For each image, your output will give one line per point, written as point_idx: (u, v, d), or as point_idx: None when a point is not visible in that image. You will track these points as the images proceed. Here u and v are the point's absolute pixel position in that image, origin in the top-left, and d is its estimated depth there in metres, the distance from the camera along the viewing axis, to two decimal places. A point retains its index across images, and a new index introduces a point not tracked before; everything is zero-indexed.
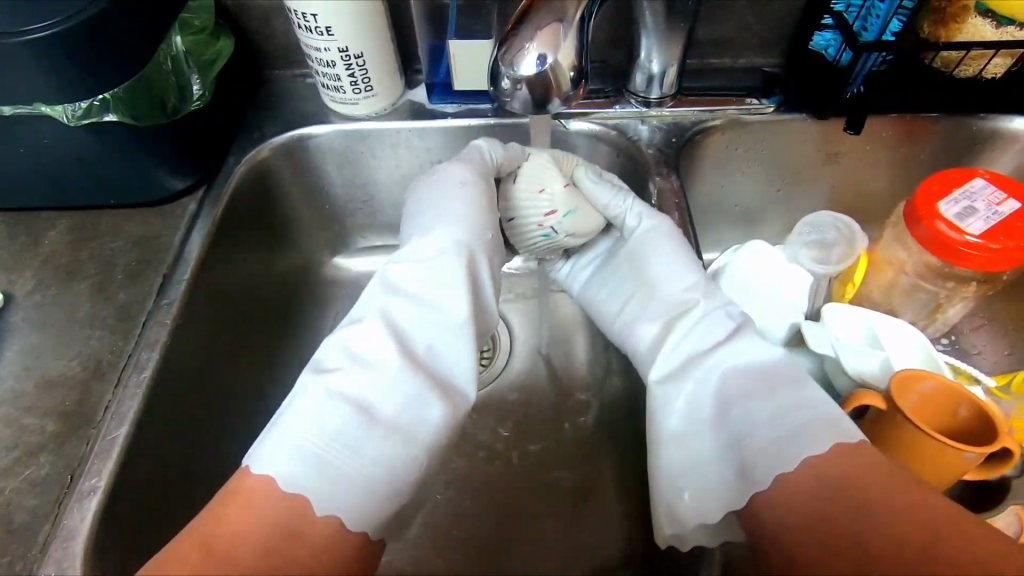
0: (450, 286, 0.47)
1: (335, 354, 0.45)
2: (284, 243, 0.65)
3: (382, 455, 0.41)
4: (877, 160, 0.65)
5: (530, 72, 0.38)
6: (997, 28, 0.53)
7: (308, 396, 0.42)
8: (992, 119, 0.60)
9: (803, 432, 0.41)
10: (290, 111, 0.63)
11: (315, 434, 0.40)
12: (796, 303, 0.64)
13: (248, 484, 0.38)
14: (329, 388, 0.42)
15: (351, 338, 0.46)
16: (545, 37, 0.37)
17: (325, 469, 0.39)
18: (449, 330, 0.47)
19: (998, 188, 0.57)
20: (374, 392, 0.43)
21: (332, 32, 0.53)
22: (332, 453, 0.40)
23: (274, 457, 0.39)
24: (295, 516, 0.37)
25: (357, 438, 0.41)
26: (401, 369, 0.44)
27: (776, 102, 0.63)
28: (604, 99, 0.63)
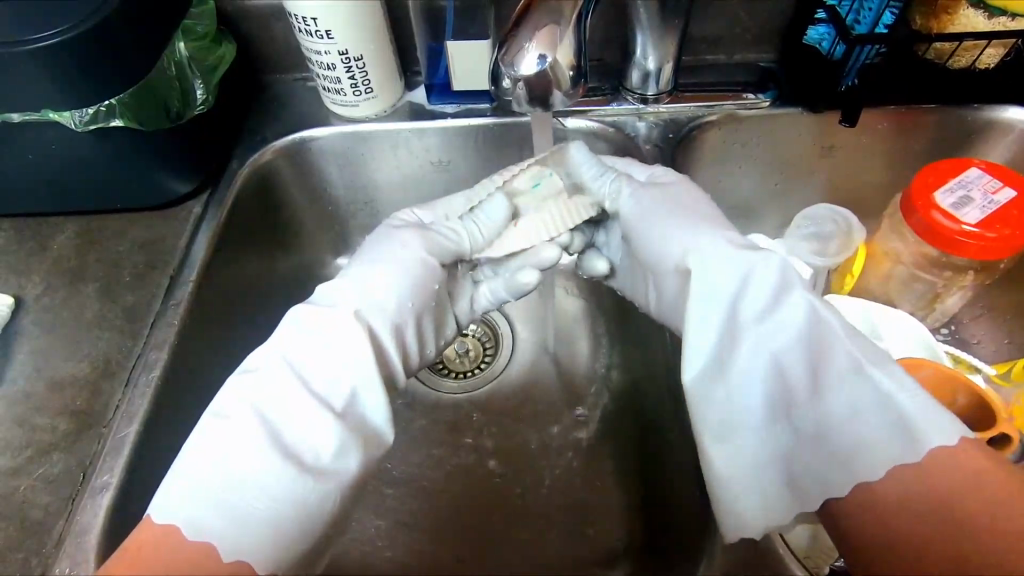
0: (349, 329, 0.46)
1: (231, 404, 0.42)
2: (287, 244, 0.66)
3: (294, 496, 0.40)
4: (874, 152, 0.65)
5: (530, 71, 0.37)
6: (990, 19, 0.53)
7: (211, 436, 0.41)
8: (986, 109, 0.60)
9: (816, 354, 0.43)
10: (292, 114, 0.64)
11: (219, 474, 0.39)
12: None
13: (148, 534, 0.37)
14: (232, 437, 0.41)
15: (240, 382, 0.43)
16: (544, 35, 0.37)
17: (239, 510, 0.38)
18: (360, 387, 0.44)
19: (993, 177, 0.57)
20: (289, 429, 0.42)
21: (332, 35, 0.54)
22: (234, 495, 0.39)
23: (180, 504, 0.38)
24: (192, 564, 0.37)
25: (267, 482, 0.39)
26: (309, 407, 0.43)
27: (771, 97, 0.63)
28: (601, 97, 0.64)
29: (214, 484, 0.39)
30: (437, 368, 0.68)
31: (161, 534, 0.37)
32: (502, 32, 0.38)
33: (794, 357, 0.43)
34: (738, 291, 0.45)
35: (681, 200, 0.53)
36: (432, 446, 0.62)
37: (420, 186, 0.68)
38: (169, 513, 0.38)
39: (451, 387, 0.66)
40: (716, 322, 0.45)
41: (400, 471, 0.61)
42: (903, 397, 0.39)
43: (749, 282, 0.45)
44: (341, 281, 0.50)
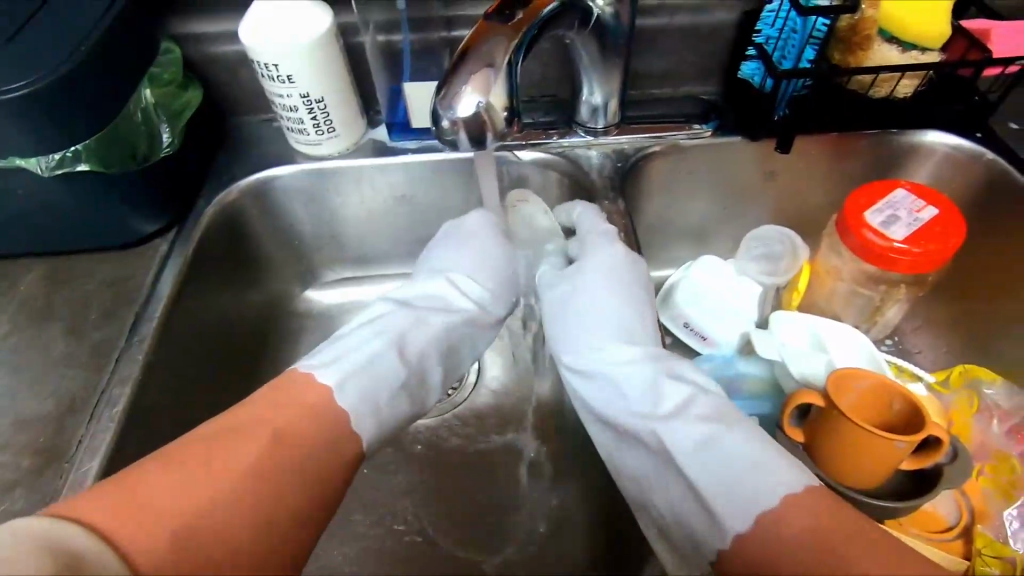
0: (475, 289, 0.61)
1: (389, 321, 0.56)
2: (256, 277, 0.68)
3: (393, 401, 0.50)
4: (811, 176, 0.69)
5: (467, 112, 0.38)
6: (903, 53, 0.59)
7: (351, 346, 0.52)
8: (909, 134, 0.65)
9: (680, 409, 0.48)
10: (259, 153, 0.67)
11: (361, 359, 0.50)
12: (745, 314, 0.70)
13: (290, 377, 0.46)
14: (372, 342, 0.52)
15: (409, 313, 0.57)
16: (478, 79, 0.38)
17: (370, 402, 0.48)
18: (473, 333, 0.59)
19: (917, 196, 0.62)
20: (413, 351, 0.54)
21: (293, 79, 0.58)
22: (370, 383, 0.49)
23: (328, 371, 0.48)
24: (304, 415, 0.43)
25: (385, 385, 0.50)
26: (437, 343, 0.56)
27: (713, 127, 0.67)
28: (554, 129, 0.67)
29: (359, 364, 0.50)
30: None
31: (307, 384, 0.46)
32: (441, 78, 0.39)
33: (648, 407, 0.50)
34: (646, 381, 0.51)
35: (614, 275, 0.58)
36: (401, 470, 0.63)
37: (387, 219, 0.71)
38: (314, 375, 0.47)
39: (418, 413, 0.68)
40: (592, 387, 0.54)
41: (370, 497, 0.62)
42: (736, 447, 0.43)
43: (648, 376, 0.51)
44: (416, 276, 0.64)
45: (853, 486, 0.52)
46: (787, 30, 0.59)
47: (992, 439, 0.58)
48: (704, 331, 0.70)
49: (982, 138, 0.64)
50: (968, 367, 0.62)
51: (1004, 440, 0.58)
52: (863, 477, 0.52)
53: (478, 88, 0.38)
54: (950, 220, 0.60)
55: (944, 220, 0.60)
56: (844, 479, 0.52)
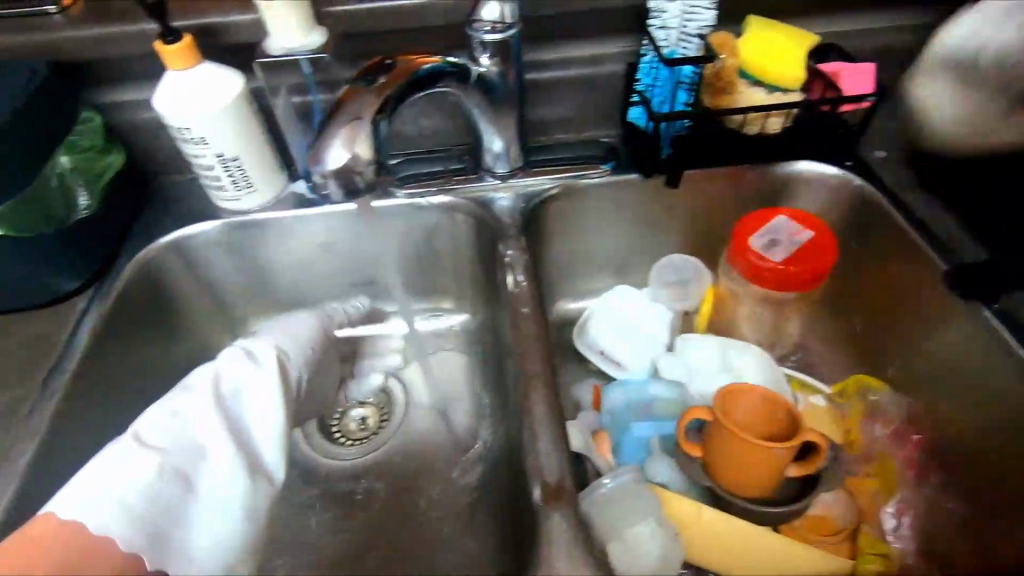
0: (268, 390, 0.59)
1: (152, 421, 0.52)
2: (181, 328, 0.70)
3: (141, 528, 0.47)
4: (706, 207, 0.75)
5: (335, 163, 0.51)
6: (768, 93, 0.66)
7: (104, 477, 0.48)
8: (784, 166, 0.71)
9: None
10: (183, 210, 0.70)
11: (118, 485, 0.48)
12: (657, 339, 0.73)
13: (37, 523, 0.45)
14: (140, 461, 0.49)
15: (185, 404, 0.55)
16: (346, 132, 0.51)
17: (128, 512, 0.47)
18: (256, 419, 0.57)
19: (796, 222, 0.67)
20: (188, 465, 0.52)
21: (207, 141, 0.62)
22: (139, 507, 0.47)
23: (70, 508, 0.46)
24: (73, 543, 0.45)
25: (154, 491, 0.49)
26: (222, 444, 0.53)
27: (611, 166, 0.73)
28: (464, 176, 0.72)
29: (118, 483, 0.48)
30: (335, 438, 0.71)
31: (59, 530, 0.45)
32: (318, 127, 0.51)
33: None
34: None
35: None
36: (323, 512, 0.65)
37: (311, 267, 0.74)
38: (56, 511, 0.46)
39: (346, 454, 0.69)
40: None
41: (290, 542, 0.62)
42: None
43: None
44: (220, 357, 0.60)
45: (742, 495, 0.55)
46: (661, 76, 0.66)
47: (877, 442, 0.62)
48: (618, 359, 0.73)
49: (852, 166, 0.70)
50: (861, 377, 0.66)
51: (888, 443, 0.62)
52: (751, 485, 0.54)
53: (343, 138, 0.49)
54: (824, 242, 0.65)
55: (819, 243, 0.65)
56: (734, 488, 0.55)
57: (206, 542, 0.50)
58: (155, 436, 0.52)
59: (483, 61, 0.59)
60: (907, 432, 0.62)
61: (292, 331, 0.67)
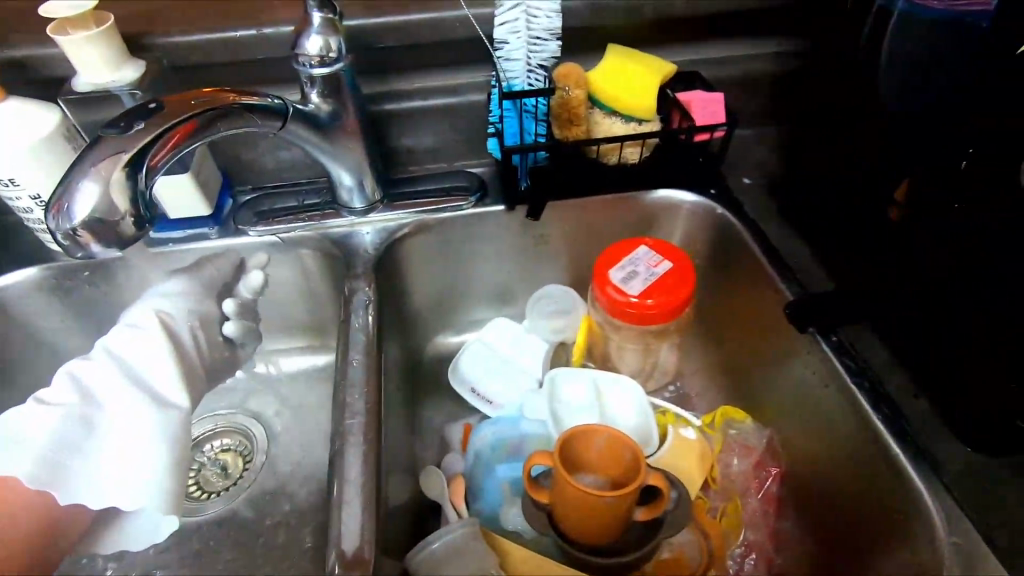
0: (157, 349, 0.56)
1: (56, 390, 0.53)
2: (7, 381, 0.64)
3: (63, 485, 0.48)
4: (577, 236, 0.73)
5: (84, 213, 0.40)
6: (624, 123, 0.65)
7: (22, 412, 0.51)
8: (648, 194, 0.70)
9: None
10: (12, 253, 0.65)
11: (16, 443, 0.49)
12: (532, 373, 0.71)
13: None
14: (33, 420, 0.50)
15: (85, 373, 0.54)
16: (98, 174, 0.41)
17: (43, 464, 0.48)
18: (160, 373, 0.56)
19: (656, 252, 0.65)
20: (93, 412, 0.53)
21: (17, 183, 0.57)
22: (51, 451, 0.49)
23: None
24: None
25: (54, 449, 0.49)
26: (129, 405, 0.53)
27: (476, 197, 0.71)
28: (321, 212, 0.69)
29: (20, 449, 0.48)
30: (190, 493, 0.66)
31: None
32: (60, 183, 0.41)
33: None
34: None
35: None
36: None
37: None
38: None
39: (201, 510, 0.64)
40: None
41: None
42: None
43: None
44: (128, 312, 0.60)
45: (586, 541, 0.53)
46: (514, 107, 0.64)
47: (734, 475, 0.62)
48: (492, 396, 0.70)
49: (716, 194, 0.70)
50: (727, 408, 0.65)
51: (745, 476, 0.61)
52: (592, 533, 0.52)
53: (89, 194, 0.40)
54: (682, 273, 0.63)
55: (677, 273, 0.63)
56: (578, 535, 0.53)
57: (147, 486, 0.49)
58: (52, 396, 0.52)
59: (313, 96, 0.56)
60: (766, 464, 0.61)
61: (179, 295, 0.62)
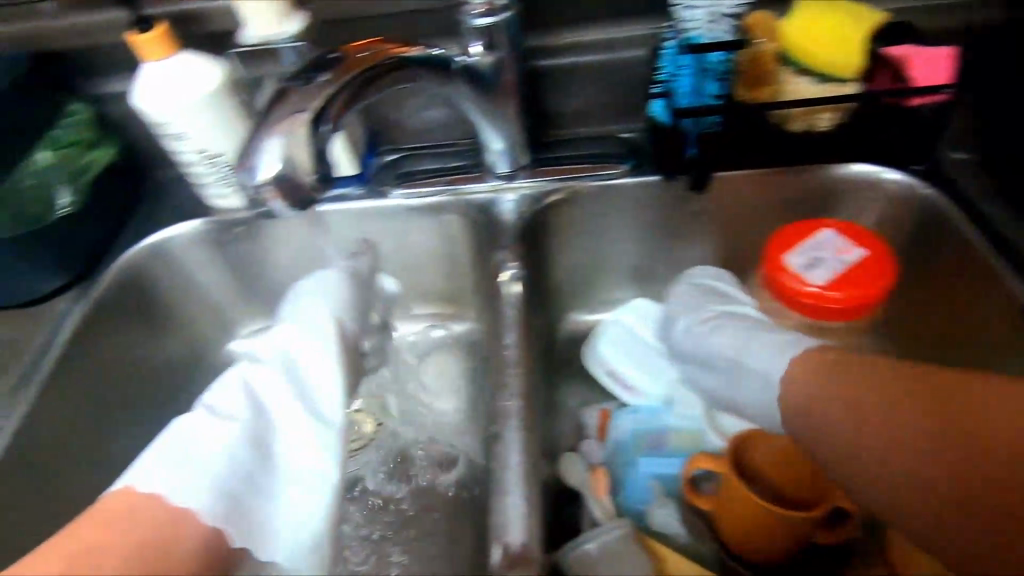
0: (326, 361, 0.53)
1: (225, 403, 0.49)
2: (169, 331, 0.67)
3: (219, 521, 0.44)
4: (741, 213, 0.65)
5: (271, 170, 0.40)
6: (817, 83, 0.55)
7: (188, 425, 0.47)
8: (837, 167, 0.60)
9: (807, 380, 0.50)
10: (172, 209, 0.67)
11: (179, 470, 0.44)
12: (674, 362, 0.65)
13: (120, 498, 0.43)
14: (213, 437, 0.47)
15: (254, 383, 0.51)
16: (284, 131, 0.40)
17: (223, 491, 0.45)
18: (327, 394, 0.52)
19: (847, 237, 0.56)
20: (263, 438, 0.49)
21: (185, 137, 0.58)
22: (228, 484, 0.45)
23: (156, 475, 0.44)
24: (167, 519, 0.42)
25: (207, 496, 0.44)
26: (298, 429, 0.50)
27: (629, 164, 0.65)
28: (464, 175, 0.66)
29: (178, 476, 0.44)
30: None
31: (140, 501, 0.43)
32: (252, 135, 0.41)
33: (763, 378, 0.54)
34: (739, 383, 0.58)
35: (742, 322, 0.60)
36: None
37: (303, 270, 0.70)
38: (136, 485, 0.43)
39: None
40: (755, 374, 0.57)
41: None
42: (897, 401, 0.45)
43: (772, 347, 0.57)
44: (291, 307, 0.59)
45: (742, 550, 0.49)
46: None
47: None
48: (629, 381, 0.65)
49: (920, 172, 0.59)
50: None
51: None
52: (755, 544, 0.47)
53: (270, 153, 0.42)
54: (878, 263, 0.54)
55: (873, 263, 0.54)
56: (735, 541, 0.48)
57: (312, 516, 0.48)
58: (223, 407, 0.49)
59: (472, 50, 0.52)
60: None
61: (336, 293, 0.60)
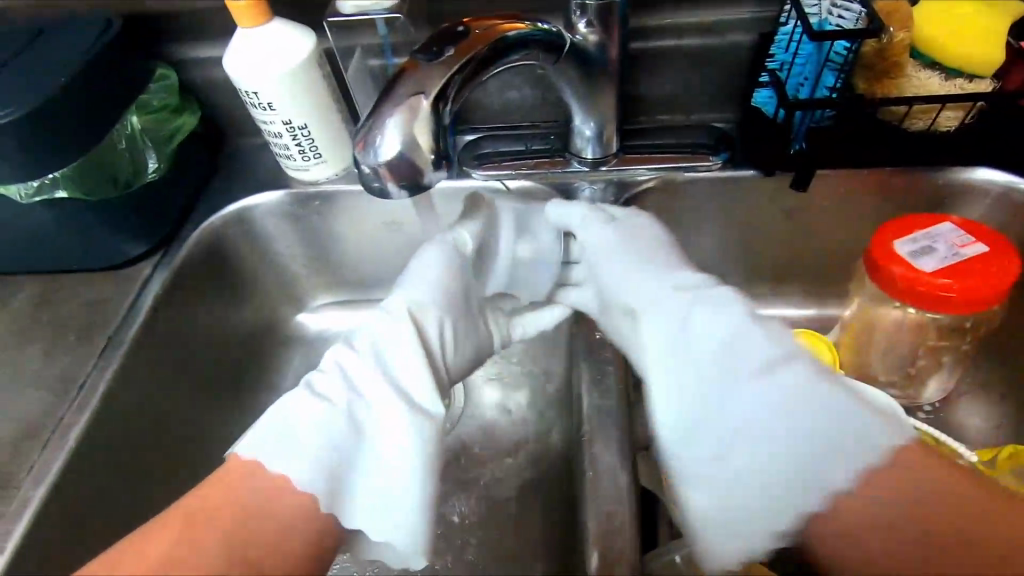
0: (411, 344, 0.48)
1: (323, 381, 0.45)
2: (243, 301, 0.67)
3: (318, 493, 0.40)
4: (841, 214, 0.62)
5: (389, 152, 0.36)
6: (947, 80, 0.52)
7: (290, 403, 0.43)
8: (954, 171, 0.56)
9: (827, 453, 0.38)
10: (252, 178, 0.67)
11: (282, 440, 0.41)
12: None
13: (231, 465, 0.41)
14: (310, 411, 0.43)
15: (347, 361, 0.47)
16: (404, 111, 0.36)
17: (323, 462, 0.41)
18: (416, 371, 0.47)
19: (966, 230, 0.53)
20: (359, 412, 0.45)
21: (274, 107, 0.57)
22: (325, 457, 0.41)
23: (260, 448, 0.41)
24: (270, 491, 0.40)
25: (305, 467, 0.40)
26: (393, 404, 0.45)
27: (724, 158, 0.61)
28: (548, 158, 0.63)
29: (280, 451, 0.41)
30: None
31: (240, 473, 0.40)
32: (368, 114, 0.37)
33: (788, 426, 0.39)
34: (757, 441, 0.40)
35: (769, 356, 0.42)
36: None
37: (377, 247, 0.69)
38: (247, 451, 0.41)
39: None
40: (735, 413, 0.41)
41: None
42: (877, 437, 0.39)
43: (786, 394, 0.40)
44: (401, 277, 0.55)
45: None
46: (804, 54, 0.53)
47: None
48: None
49: None
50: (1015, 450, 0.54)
51: None
52: None
53: (398, 128, 0.36)
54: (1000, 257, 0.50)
55: (993, 257, 0.51)
56: None
57: (397, 527, 0.42)
58: (322, 384, 0.45)
59: (581, 27, 0.49)
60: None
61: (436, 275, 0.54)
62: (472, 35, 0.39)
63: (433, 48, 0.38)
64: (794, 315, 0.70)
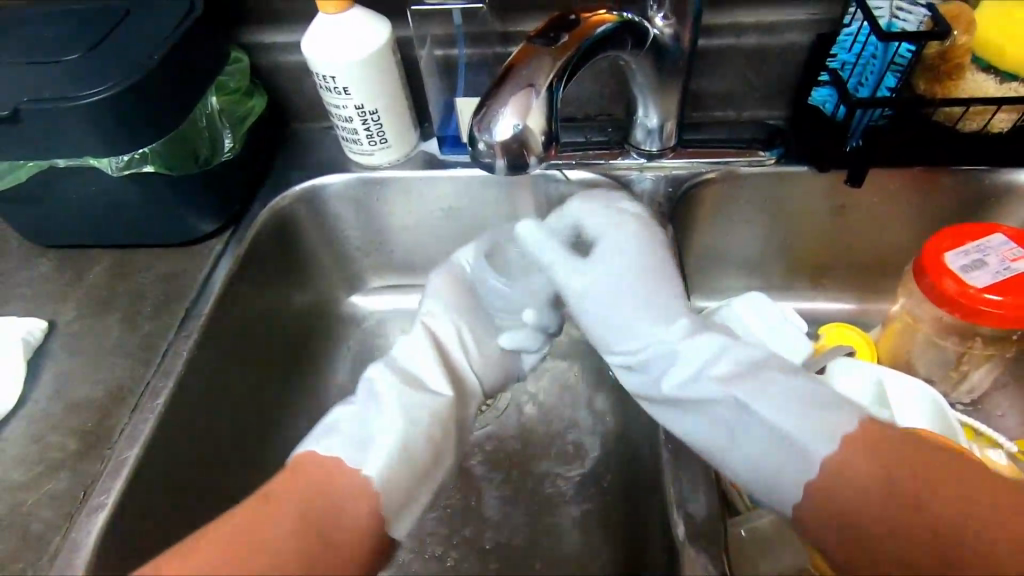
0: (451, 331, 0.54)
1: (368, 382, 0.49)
2: (303, 280, 0.69)
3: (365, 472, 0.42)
4: (888, 211, 0.64)
5: (505, 134, 0.40)
6: (1001, 84, 0.54)
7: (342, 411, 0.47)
8: (1000, 172, 0.59)
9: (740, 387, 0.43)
10: (315, 160, 0.69)
11: (351, 436, 0.44)
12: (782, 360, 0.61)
13: (304, 461, 0.42)
14: (355, 413, 0.46)
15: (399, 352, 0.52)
16: (519, 100, 0.40)
17: (376, 445, 0.43)
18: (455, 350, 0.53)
19: (1018, 244, 0.55)
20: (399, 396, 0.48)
21: (349, 91, 0.59)
22: (369, 439, 0.44)
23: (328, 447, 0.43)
24: (340, 493, 0.41)
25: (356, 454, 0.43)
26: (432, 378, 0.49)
27: (777, 153, 0.63)
28: (608, 149, 0.64)
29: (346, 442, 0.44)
30: None
31: (313, 474, 0.41)
32: (482, 99, 0.41)
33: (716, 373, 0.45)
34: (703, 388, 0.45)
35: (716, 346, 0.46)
36: None
37: (432, 231, 0.71)
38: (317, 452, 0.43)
39: None
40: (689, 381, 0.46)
41: None
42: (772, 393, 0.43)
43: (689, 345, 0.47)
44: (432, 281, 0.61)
45: None
46: (866, 55, 0.55)
47: None
48: None
49: None
50: None
51: None
52: None
53: (517, 110, 0.40)
54: None
55: None
56: None
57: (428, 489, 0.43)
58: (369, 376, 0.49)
59: (658, 21, 0.51)
60: None
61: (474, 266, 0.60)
62: (587, 22, 0.43)
63: (549, 35, 0.42)
64: (835, 308, 0.72)
